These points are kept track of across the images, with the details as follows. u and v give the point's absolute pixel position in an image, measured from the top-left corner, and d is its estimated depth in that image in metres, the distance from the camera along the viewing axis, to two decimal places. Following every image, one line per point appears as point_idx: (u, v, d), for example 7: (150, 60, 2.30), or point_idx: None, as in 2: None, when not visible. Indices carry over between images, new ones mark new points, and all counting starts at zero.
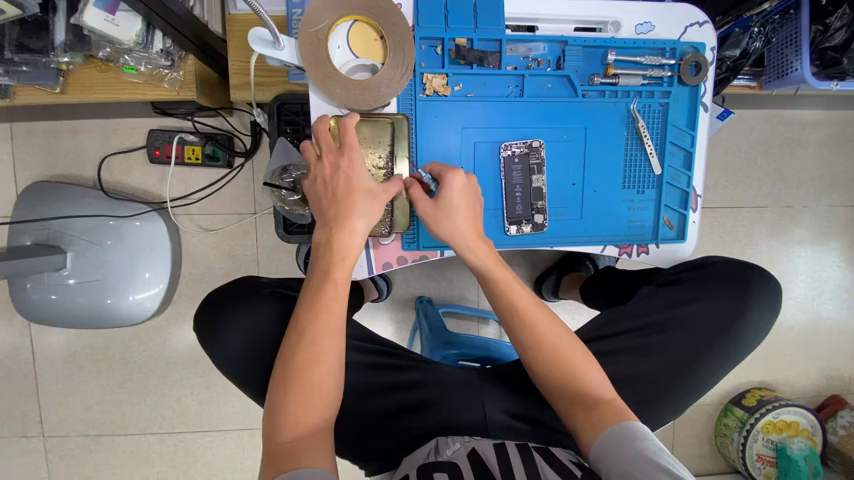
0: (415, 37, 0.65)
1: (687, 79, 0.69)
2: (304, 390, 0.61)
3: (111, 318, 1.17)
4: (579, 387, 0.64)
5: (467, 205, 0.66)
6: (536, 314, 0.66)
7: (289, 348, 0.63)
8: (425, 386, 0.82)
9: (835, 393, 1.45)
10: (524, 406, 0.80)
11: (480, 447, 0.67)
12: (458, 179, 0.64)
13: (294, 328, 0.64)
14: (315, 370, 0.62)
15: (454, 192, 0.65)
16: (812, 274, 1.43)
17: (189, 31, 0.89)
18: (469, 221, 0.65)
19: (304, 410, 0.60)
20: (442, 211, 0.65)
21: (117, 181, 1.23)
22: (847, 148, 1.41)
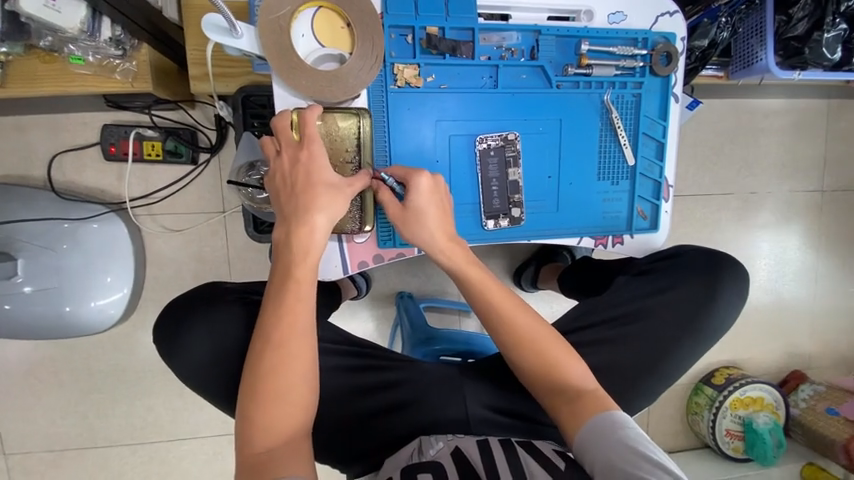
0: (384, 25, 0.62)
1: (659, 70, 0.69)
2: (271, 397, 0.59)
3: (71, 327, 1.10)
4: (559, 379, 0.64)
5: (437, 204, 0.64)
6: (513, 309, 0.66)
7: (254, 356, 0.60)
8: (405, 385, 0.81)
9: (795, 368, 1.54)
10: (505, 401, 0.80)
11: (463, 445, 0.67)
12: (423, 182, 0.62)
13: (259, 334, 0.61)
14: (281, 375, 0.59)
15: (420, 197, 0.62)
16: (775, 257, 1.50)
17: (141, 18, 0.82)
18: (440, 222, 0.64)
19: (273, 418, 0.58)
20: (410, 214, 0.63)
21: (70, 181, 1.15)
22: (807, 136, 1.48)
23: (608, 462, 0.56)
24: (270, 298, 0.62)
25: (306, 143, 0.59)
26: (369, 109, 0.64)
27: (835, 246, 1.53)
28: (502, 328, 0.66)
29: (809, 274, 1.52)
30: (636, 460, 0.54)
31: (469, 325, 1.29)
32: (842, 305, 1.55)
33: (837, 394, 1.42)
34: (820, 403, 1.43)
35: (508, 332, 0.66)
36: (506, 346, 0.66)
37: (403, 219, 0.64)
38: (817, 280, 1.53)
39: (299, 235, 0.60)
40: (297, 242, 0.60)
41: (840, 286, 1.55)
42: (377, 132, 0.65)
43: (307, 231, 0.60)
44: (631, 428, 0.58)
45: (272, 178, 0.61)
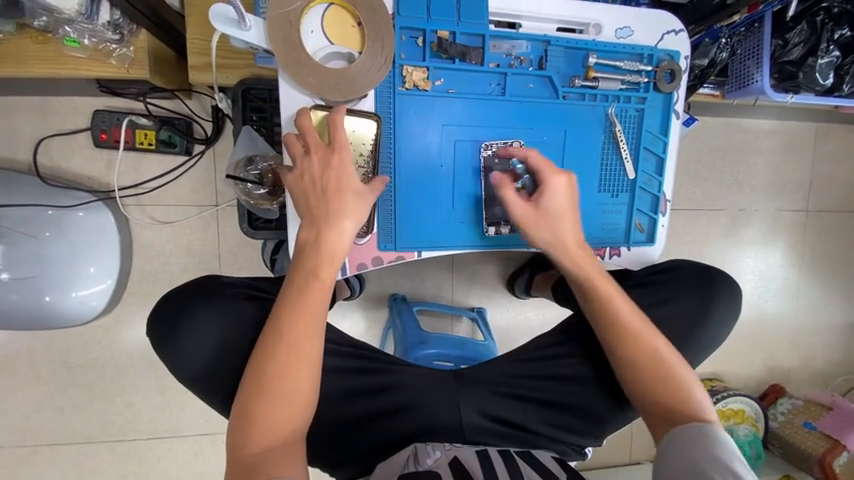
0: (394, 26, 0.61)
1: (662, 86, 0.70)
2: (278, 397, 0.58)
3: (51, 318, 1.06)
4: (670, 377, 0.65)
5: (565, 197, 0.66)
6: (623, 305, 0.68)
7: (263, 355, 0.59)
8: (401, 389, 0.81)
9: (775, 381, 1.58)
10: (499, 407, 0.80)
11: (461, 454, 0.67)
12: (560, 183, 0.65)
13: (271, 333, 0.60)
14: (292, 375, 0.59)
15: (554, 192, 0.65)
16: (760, 273, 1.55)
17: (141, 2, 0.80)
18: (572, 217, 0.67)
19: (278, 418, 0.57)
20: (546, 207, 0.66)
21: (56, 166, 1.11)
22: (794, 157, 1.52)
23: (689, 462, 0.57)
24: (288, 298, 0.60)
25: (336, 147, 0.59)
26: (376, 110, 0.63)
27: (817, 265, 1.58)
28: (612, 322, 0.67)
29: (791, 291, 1.57)
30: (723, 468, 0.54)
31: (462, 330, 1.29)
32: (821, 322, 1.60)
33: (814, 409, 1.47)
34: (797, 417, 1.47)
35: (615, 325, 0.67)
36: (611, 341, 0.68)
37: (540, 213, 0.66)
38: (798, 297, 1.58)
39: (327, 237, 0.59)
40: (325, 244, 0.60)
41: (819, 303, 1.60)
42: (384, 133, 0.64)
43: (335, 234, 0.59)
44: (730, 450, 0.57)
45: (296, 179, 0.60)
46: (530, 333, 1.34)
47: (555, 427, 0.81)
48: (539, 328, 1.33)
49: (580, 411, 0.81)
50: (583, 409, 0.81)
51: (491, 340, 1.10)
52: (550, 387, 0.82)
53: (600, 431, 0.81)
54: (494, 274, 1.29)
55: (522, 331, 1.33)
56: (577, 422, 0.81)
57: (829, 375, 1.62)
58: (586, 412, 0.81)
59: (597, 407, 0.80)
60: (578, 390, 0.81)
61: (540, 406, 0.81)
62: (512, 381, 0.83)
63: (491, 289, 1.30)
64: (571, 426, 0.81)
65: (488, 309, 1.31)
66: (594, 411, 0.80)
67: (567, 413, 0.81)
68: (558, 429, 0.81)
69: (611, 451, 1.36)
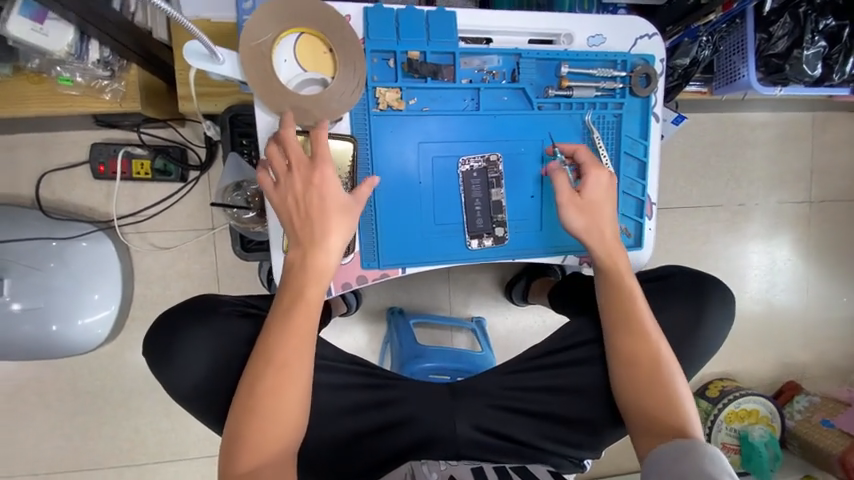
0: (365, 50, 0.63)
1: (638, 91, 0.70)
2: (268, 416, 0.59)
3: (58, 346, 1.09)
4: (667, 388, 0.67)
5: (604, 198, 0.68)
6: (643, 308, 0.70)
7: (253, 373, 0.60)
8: (396, 404, 0.80)
9: (790, 379, 1.53)
10: (494, 421, 0.80)
11: (458, 473, 0.71)
12: (602, 178, 0.67)
13: (261, 352, 0.60)
14: (281, 395, 0.59)
15: (596, 191, 0.67)
16: (766, 268, 1.51)
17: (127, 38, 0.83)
18: (610, 218, 0.69)
19: (268, 437, 0.58)
20: (587, 204, 0.67)
21: (58, 199, 1.14)
22: (793, 148, 1.50)
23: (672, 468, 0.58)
24: (279, 316, 0.61)
25: (314, 165, 0.58)
26: (352, 132, 0.65)
27: (825, 255, 1.54)
28: (629, 325, 0.69)
29: (800, 284, 1.53)
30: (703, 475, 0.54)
31: (461, 341, 1.28)
32: (833, 315, 1.56)
33: (832, 406, 1.42)
34: (815, 414, 1.42)
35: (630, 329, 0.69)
36: (620, 336, 0.70)
37: (581, 208, 0.67)
38: (808, 290, 1.54)
39: (314, 256, 0.60)
40: (312, 263, 0.60)
41: (831, 295, 1.55)
42: (361, 155, 0.66)
43: (322, 253, 0.60)
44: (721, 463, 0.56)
45: (280, 201, 0.60)
46: (531, 340, 1.32)
47: (551, 439, 0.80)
48: (539, 334, 1.32)
49: (575, 423, 0.80)
50: (578, 420, 0.80)
51: (489, 351, 1.09)
52: (546, 399, 0.81)
53: (597, 443, 0.80)
54: (491, 282, 1.29)
55: (522, 338, 1.32)
56: (572, 434, 0.80)
57: (847, 369, 1.57)
58: (582, 424, 0.80)
59: (593, 418, 0.79)
60: (573, 400, 0.80)
61: (535, 418, 0.81)
62: (508, 394, 0.82)
63: (489, 297, 1.29)
64: (566, 438, 0.80)
65: (487, 317, 1.30)
66: (590, 423, 0.79)
67: (562, 424, 0.80)
68: (553, 441, 0.80)
69: (622, 459, 1.33)
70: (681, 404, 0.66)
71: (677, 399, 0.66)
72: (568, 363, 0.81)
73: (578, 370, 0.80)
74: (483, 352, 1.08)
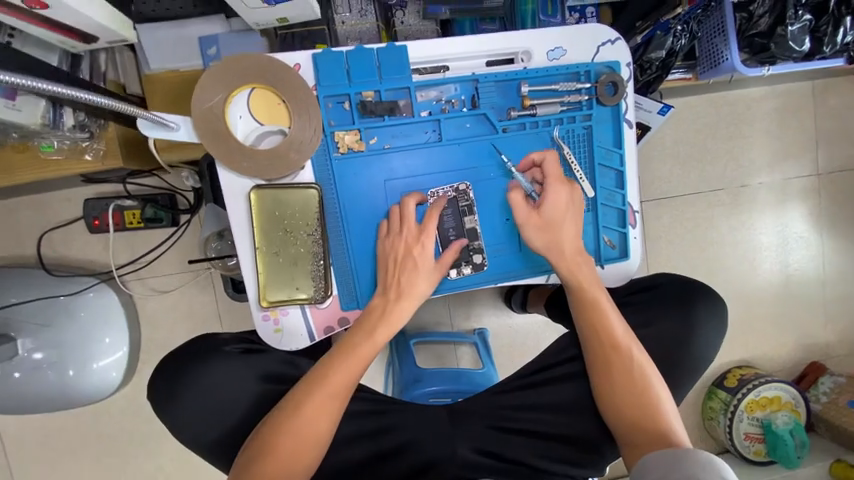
0: (318, 97, 0.63)
1: (605, 100, 0.68)
2: (300, 434, 0.63)
3: (75, 397, 1.13)
4: (646, 395, 0.67)
5: (564, 209, 0.66)
6: (612, 317, 0.70)
7: (303, 392, 0.65)
8: (396, 431, 0.80)
9: (813, 360, 1.48)
10: (492, 444, 0.79)
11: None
12: (561, 194, 0.66)
13: (319, 378, 0.66)
14: (318, 417, 0.64)
15: (555, 203, 0.66)
16: (777, 248, 1.45)
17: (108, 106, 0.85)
18: (572, 228, 0.67)
19: (293, 454, 0.63)
20: (548, 220, 0.66)
21: (60, 255, 1.18)
22: (794, 121, 1.43)
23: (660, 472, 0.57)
24: (343, 349, 0.66)
25: (422, 236, 0.65)
26: (317, 179, 0.65)
27: (840, 228, 1.48)
28: (599, 337, 0.70)
29: (816, 261, 1.47)
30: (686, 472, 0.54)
31: (466, 354, 1.27)
32: None
33: None
34: (842, 396, 1.37)
35: (604, 341, 0.69)
36: (597, 344, 0.70)
37: (542, 226, 0.66)
38: (824, 266, 1.47)
39: (392, 305, 0.66)
40: (389, 311, 0.66)
41: (849, 270, 1.48)
42: (327, 199, 0.66)
43: (401, 304, 0.65)
44: (720, 469, 0.53)
45: (383, 254, 0.66)
46: (537, 347, 1.31)
47: (552, 459, 0.78)
48: (545, 340, 1.31)
49: (575, 440, 0.78)
50: (576, 437, 0.78)
51: (490, 366, 1.08)
52: (542, 416, 0.80)
53: (598, 460, 0.78)
54: (489, 293, 1.28)
55: (527, 346, 1.30)
56: (573, 453, 0.78)
57: None
58: (581, 441, 0.78)
59: (591, 435, 0.77)
60: (570, 416, 0.79)
61: (535, 437, 0.79)
62: (506, 413, 0.81)
63: (489, 308, 1.28)
64: (568, 457, 0.78)
65: (490, 328, 1.29)
66: (589, 440, 0.77)
67: (562, 443, 0.78)
68: (555, 461, 0.78)
69: None
70: (661, 410, 0.67)
71: (656, 404, 0.67)
72: (562, 376, 0.80)
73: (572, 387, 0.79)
74: (485, 369, 1.07)
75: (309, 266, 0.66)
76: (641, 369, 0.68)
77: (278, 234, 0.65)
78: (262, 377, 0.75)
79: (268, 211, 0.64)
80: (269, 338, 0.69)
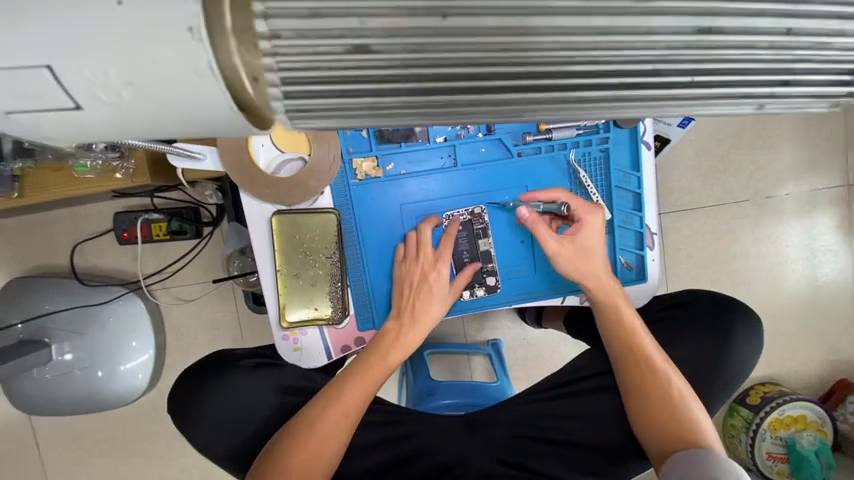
0: (338, 124, 0.64)
1: (624, 123, 0.68)
2: (312, 450, 0.65)
3: (105, 400, 1.18)
4: (681, 408, 0.65)
5: (592, 240, 0.67)
6: (644, 337, 0.69)
7: (318, 409, 0.67)
8: (413, 439, 0.81)
9: (842, 377, 1.42)
10: (517, 453, 0.78)
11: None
12: (594, 219, 0.66)
13: (333, 395, 0.68)
14: (331, 435, 0.66)
15: (584, 232, 0.66)
16: (804, 260, 1.40)
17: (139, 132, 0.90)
18: (600, 255, 0.67)
19: (304, 469, 0.64)
20: (575, 246, 0.66)
21: (91, 265, 1.24)
22: (823, 129, 1.38)
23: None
24: (359, 369, 0.69)
25: (438, 262, 0.67)
26: (335, 204, 0.67)
27: None
28: (631, 356, 0.69)
29: (845, 275, 1.41)
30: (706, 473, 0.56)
31: (480, 365, 1.27)
32: None
33: None
34: None
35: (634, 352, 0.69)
36: (626, 363, 0.69)
37: (569, 251, 0.66)
38: None
39: (407, 329, 0.68)
40: (404, 335, 0.68)
41: None
42: (345, 223, 0.67)
43: (413, 329, 0.68)
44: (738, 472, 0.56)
45: (400, 278, 0.68)
46: (551, 359, 1.30)
47: (581, 472, 0.75)
48: (560, 353, 1.30)
49: (603, 452, 0.76)
50: (605, 449, 0.76)
51: (505, 378, 1.08)
52: (567, 426, 0.79)
53: (628, 475, 0.75)
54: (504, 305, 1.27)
55: (542, 358, 1.30)
56: (603, 466, 0.75)
57: None
58: (610, 453, 0.75)
59: (620, 447, 0.75)
60: (595, 427, 0.78)
61: (560, 447, 0.78)
62: (529, 423, 0.81)
63: (504, 320, 1.28)
64: (597, 470, 0.75)
65: (504, 339, 1.29)
66: (618, 453, 0.75)
67: (590, 454, 0.76)
68: (584, 474, 0.75)
69: None
70: (698, 424, 0.64)
71: (692, 418, 0.65)
72: (588, 390, 0.81)
73: (596, 399, 0.79)
74: (499, 381, 1.06)
75: (328, 287, 0.68)
76: (674, 382, 0.67)
77: (299, 256, 0.67)
78: (281, 388, 0.77)
79: (289, 235, 0.66)
80: (289, 356, 0.70)
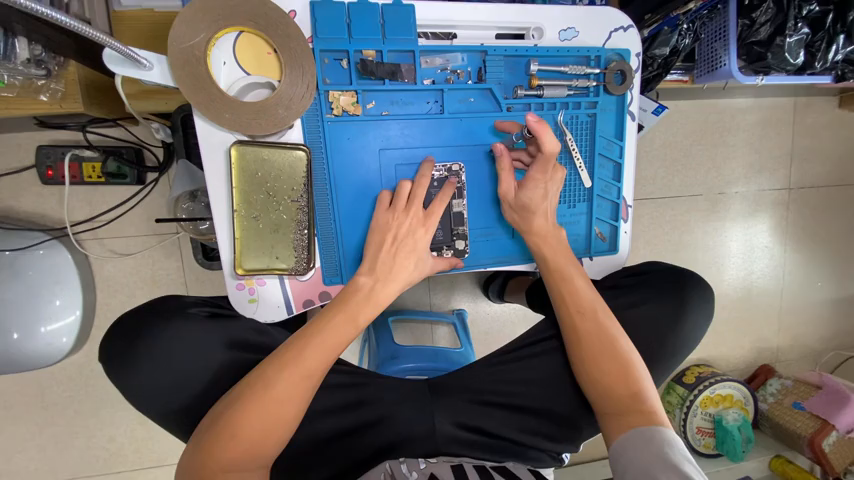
0: (314, 50, 0.63)
1: (613, 88, 0.71)
2: (269, 408, 0.58)
3: (19, 362, 1.01)
4: (619, 361, 0.68)
5: (544, 199, 0.71)
6: (594, 299, 0.72)
7: (276, 363, 0.61)
8: (373, 404, 0.77)
9: (764, 362, 1.57)
10: (475, 417, 0.77)
11: (438, 472, 0.65)
12: (539, 175, 0.69)
13: (291, 346, 0.62)
14: (286, 391, 0.59)
15: (535, 191, 0.70)
16: (744, 255, 1.52)
17: (69, 46, 0.75)
18: (546, 218, 0.71)
19: (262, 430, 0.58)
20: (523, 204, 0.70)
21: (5, 206, 1.07)
22: (775, 134, 1.48)
23: (640, 467, 0.58)
24: (321, 319, 0.63)
25: (429, 219, 0.68)
26: (305, 140, 0.65)
27: (802, 241, 1.56)
28: (578, 314, 0.71)
29: (777, 270, 1.55)
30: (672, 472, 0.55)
31: (443, 335, 1.26)
32: (807, 300, 1.59)
33: (804, 388, 1.45)
34: (787, 397, 1.46)
35: (571, 313, 0.71)
36: (582, 323, 0.71)
37: (515, 208, 0.71)
38: (784, 277, 1.56)
39: (381, 282, 0.66)
40: (377, 288, 0.66)
41: (806, 280, 1.58)
42: (316, 165, 0.66)
43: (385, 281, 0.66)
44: (683, 451, 0.59)
45: (380, 227, 0.67)
46: (512, 334, 1.32)
47: (530, 434, 0.79)
48: (520, 328, 1.31)
49: (555, 416, 0.79)
50: (556, 413, 0.78)
51: (468, 346, 1.08)
52: (522, 391, 0.80)
53: (576, 437, 0.79)
54: (470, 278, 1.26)
55: (502, 333, 1.31)
56: (555, 429, 0.79)
57: (818, 351, 1.61)
58: (560, 417, 0.78)
59: (571, 412, 0.78)
60: (550, 393, 0.79)
61: (515, 412, 0.79)
62: (487, 387, 0.80)
63: (469, 293, 1.27)
64: (548, 433, 0.79)
65: (468, 311, 1.28)
66: (567, 417, 0.78)
67: (540, 418, 0.79)
68: (533, 436, 0.78)
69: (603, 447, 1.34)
70: (637, 378, 0.67)
71: (631, 369, 0.68)
72: (543, 351, 0.81)
73: (553, 360, 0.79)
74: (463, 348, 1.06)
75: (292, 234, 0.66)
76: (614, 338, 0.69)
77: (260, 197, 0.64)
78: (226, 344, 0.69)
79: (250, 171, 0.63)
80: (244, 308, 0.69)
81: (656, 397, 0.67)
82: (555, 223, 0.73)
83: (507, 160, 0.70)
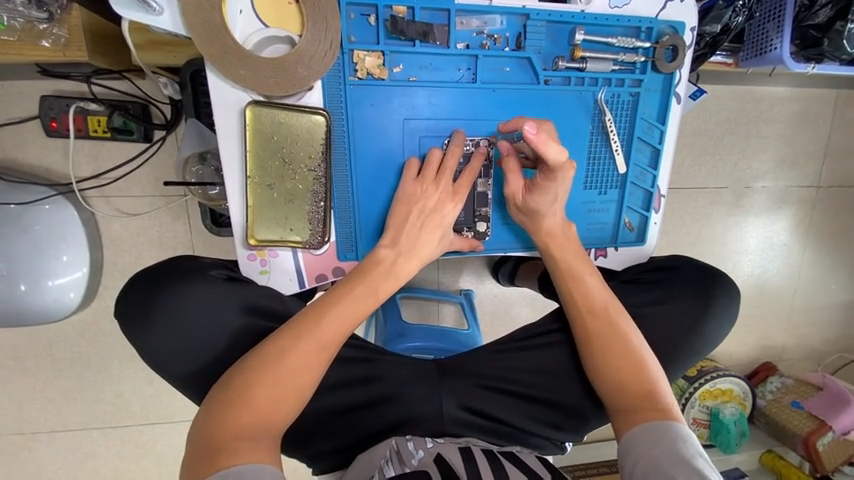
0: (341, 3, 0.57)
1: (661, 66, 0.66)
2: (280, 381, 0.57)
3: (26, 317, 1.01)
4: (634, 354, 0.67)
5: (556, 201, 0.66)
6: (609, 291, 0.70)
7: (288, 336, 0.59)
8: (381, 381, 0.76)
9: (767, 360, 1.57)
10: (481, 402, 0.76)
11: (445, 452, 0.63)
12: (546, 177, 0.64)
13: (302, 319, 0.60)
14: (296, 365, 0.58)
15: (545, 197, 0.65)
16: (762, 252, 1.48)
17: None
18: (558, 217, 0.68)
19: (272, 402, 0.56)
20: (531, 208, 0.66)
21: (10, 158, 1.03)
22: (811, 128, 1.40)
23: (651, 462, 0.57)
24: (332, 295, 0.61)
25: (456, 194, 0.64)
26: (325, 105, 0.61)
27: (824, 242, 1.51)
28: (596, 305, 0.69)
29: (792, 271, 1.51)
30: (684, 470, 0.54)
31: (449, 314, 1.25)
32: (820, 301, 1.56)
33: (804, 388, 1.45)
34: (786, 396, 1.46)
35: (588, 304, 0.69)
36: (598, 315, 0.68)
37: (522, 210, 0.68)
38: (798, 278, 1.52)
39: (398, 261, 0.63)
40: (393, 266, 0.63)
41: (821, 281, 1.54)
42: (334, 133, 0.62)
43: (404, 258, 0.64)
44: (694, 447, 0.58)
45: (400, 203, 0.64)
46: (518, 318, 1.31)
47: (537, 421, 0.78)
48: (527, 312, 1.30)
49: (563, 406, 0.78)
50: (566, 404, 0.77)
51: (476, 327, 1.05)
52: (532, 380, 0.78)
53: (582, 427, 0.79)
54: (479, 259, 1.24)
55: (508, 316, 1.30)
56: (562, 419, 0.78)
57: (823, 353, 1.60)
58: (570, 408, 0.78)
59: (579, 403, 0.77)
60: (559, 383, 0.78)
61: (525, 400, 0.78)
62: (496, 374, 0.79)
63: (478, 274, 1.25)
64: (555, 423, 0.78)
65: (475, 292, 1.26)
66: (576, 408, 0.77)
67: (549, 408, 0.78)
68: (541, 425, 0.78)
69: (600, 432, 1.36)
70: (652, 373, 0.66)
71: (644, 364, 0.66)
72: (559, 340, 0.79)
73: (569, 350, 0.78)
74: (470, 330, 1.04)
75: (307, 205, 0.63)
76: (628, 332, 0.68)
77: (276, 164, 0.61)
78: (234, 314, 0.66)
79: (265, 135, 0.59)
80: (256, 278, 0.68)
81: (671, 394, 0.65)
82: (565, 220, 0.70)
83: (513, 161, 0.65)
